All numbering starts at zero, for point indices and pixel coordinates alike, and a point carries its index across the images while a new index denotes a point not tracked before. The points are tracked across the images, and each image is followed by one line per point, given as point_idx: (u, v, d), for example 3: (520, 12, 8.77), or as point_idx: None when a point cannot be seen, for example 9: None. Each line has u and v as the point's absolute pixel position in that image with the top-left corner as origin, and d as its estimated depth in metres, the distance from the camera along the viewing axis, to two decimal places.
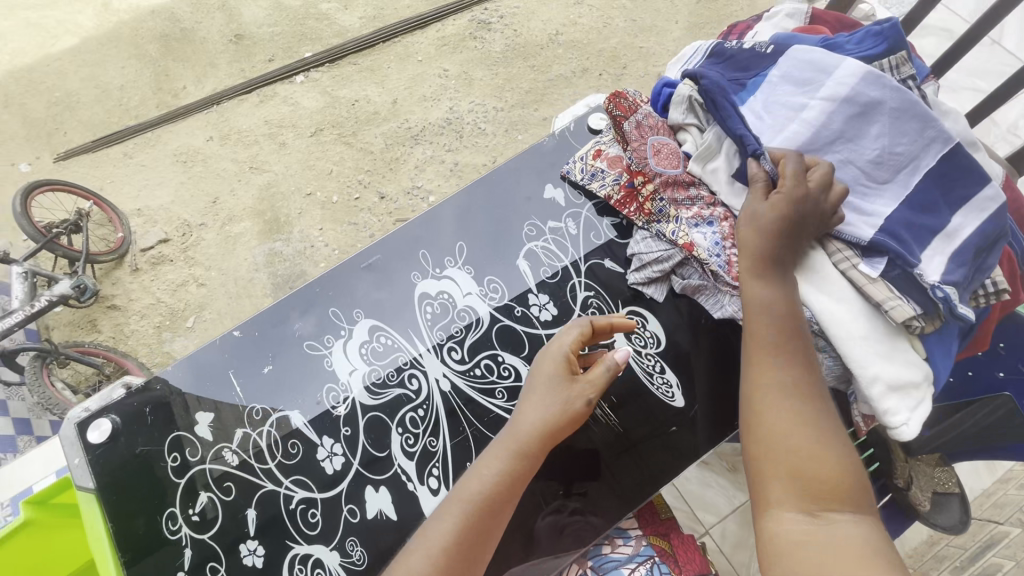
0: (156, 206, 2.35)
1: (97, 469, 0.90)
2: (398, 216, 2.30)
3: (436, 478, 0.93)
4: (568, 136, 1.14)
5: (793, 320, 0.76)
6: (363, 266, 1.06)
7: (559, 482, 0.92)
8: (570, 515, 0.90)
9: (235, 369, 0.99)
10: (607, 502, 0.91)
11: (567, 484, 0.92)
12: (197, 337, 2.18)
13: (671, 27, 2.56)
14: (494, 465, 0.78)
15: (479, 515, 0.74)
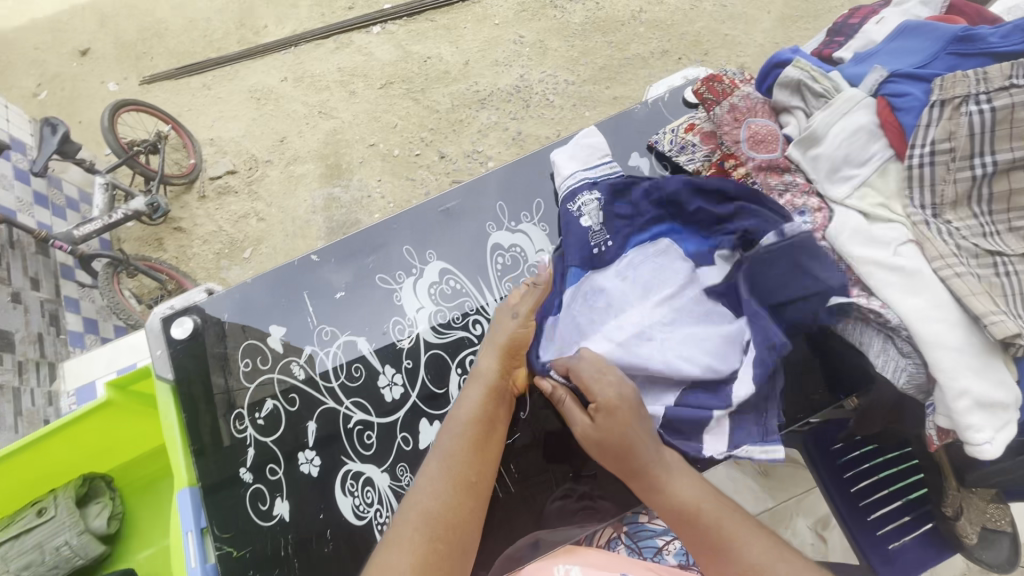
0: (228, 138, 2.42)
1: (176, 361, 0.85)
2: (455, 177, 2.30)
3: None
4: (660, 107, 0.94)
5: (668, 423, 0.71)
6: (438, 211, 0.95)
7: (569, 464, 0.84)
8: (579, 500, 0.83)
9: (310, 294, 0.90)
10: (620, 487, 0.81)
11: (578, 468, 0.84)
12: (252, 268, 2.25)
13: (763, 17, 2.41)
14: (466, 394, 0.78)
15: (478, 432, 0.74)
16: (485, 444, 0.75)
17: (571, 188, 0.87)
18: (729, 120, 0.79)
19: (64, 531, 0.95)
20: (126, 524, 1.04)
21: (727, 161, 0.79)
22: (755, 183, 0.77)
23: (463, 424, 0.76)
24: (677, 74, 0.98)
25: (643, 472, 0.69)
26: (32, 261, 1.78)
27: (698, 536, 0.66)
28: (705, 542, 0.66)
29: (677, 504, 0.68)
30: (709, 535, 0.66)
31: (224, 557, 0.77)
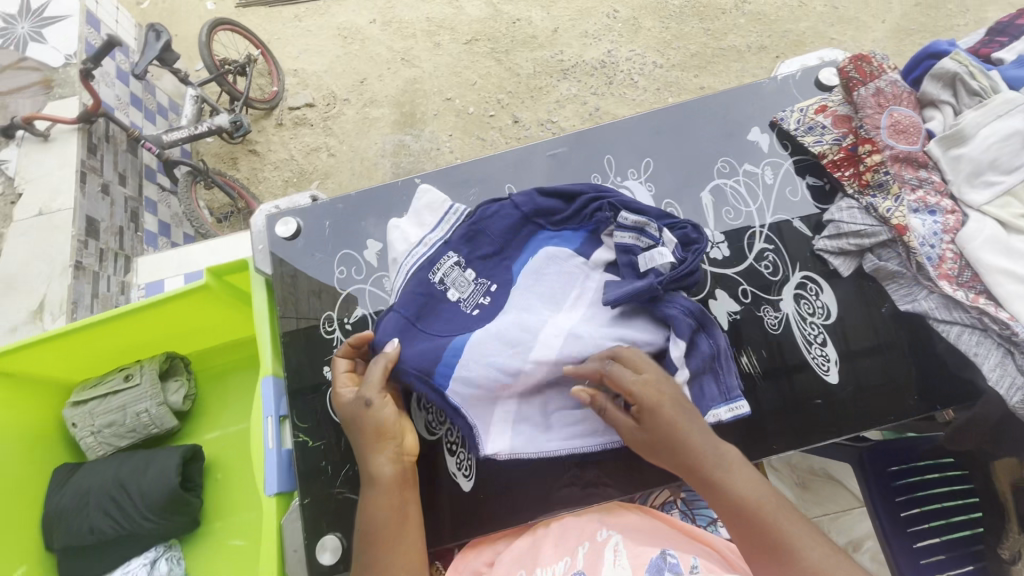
0: (311, 71, 2.23)
1: (279, 258, 0.90)
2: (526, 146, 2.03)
3: None
4: (790, 84, 0.90)
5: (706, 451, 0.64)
6: (547, 155, 0.91)
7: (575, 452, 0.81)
8: (584, 489, 0.80)
9: (410, 214, 0.90)
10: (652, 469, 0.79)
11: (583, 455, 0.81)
12: None
13: (874, 26, 2.02)
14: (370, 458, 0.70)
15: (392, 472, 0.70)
16: (399, 539, 0.68)
17: (424, 255, 0.77)
18: (871, 105, 0.75)
19: (146, 399, 1.02)
20: (196, 405, 1.11)
21: (861, 146, 0.76)
22: (886, 173, 0.74)
23: (375, 510, 0.68)
24: (812, 55, 0.94)
25: (696, 469, 0.63)
26: (122, 155, 1.71)
27: (755, 544, 0.59)
28: (763, 549, 0.58)
29: (732, 504, 0.60)
30: (767, 540, 0.58)
31: (299, 445, 0.81)
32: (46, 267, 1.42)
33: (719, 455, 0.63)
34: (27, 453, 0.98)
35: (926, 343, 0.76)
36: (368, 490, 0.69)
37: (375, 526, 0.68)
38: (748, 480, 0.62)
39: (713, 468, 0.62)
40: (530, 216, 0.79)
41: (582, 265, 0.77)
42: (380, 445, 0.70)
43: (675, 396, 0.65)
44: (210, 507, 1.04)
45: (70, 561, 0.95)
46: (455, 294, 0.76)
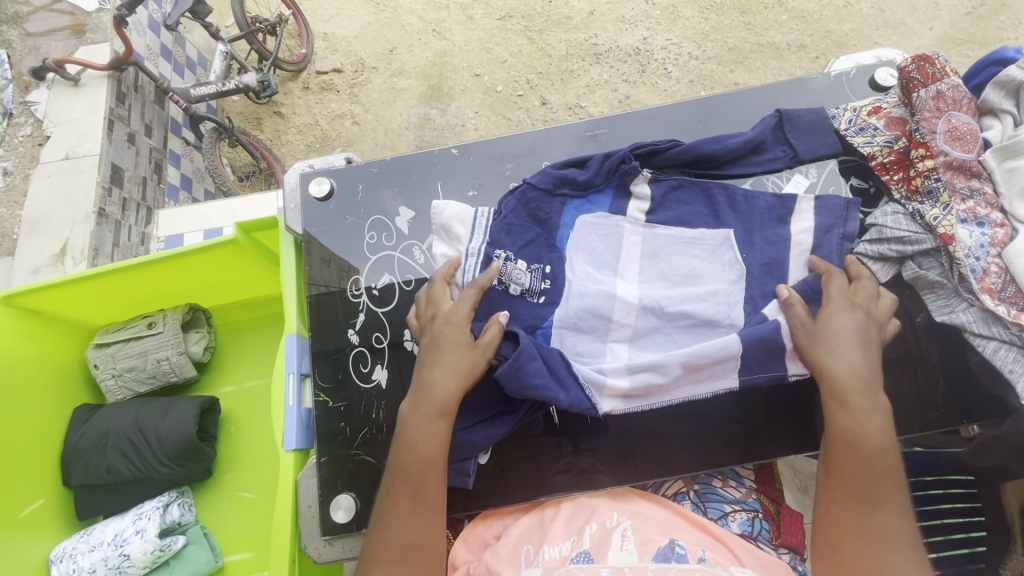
0: (342, 36, 2.19)
1: (308, 218, 0.90)
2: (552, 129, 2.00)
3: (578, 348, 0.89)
4: (842, 82, 0.88)
5: (861, 386, 0.66)
6: (587, 136, 0.91)
7: (568, 438, 0.84)
8: (577, 476, 0.81)
9: (444, 184, 0.90)
10: (656, 458, 0.81)
11: (578, 441, 0.83)
12: None
13: (922, 33, 1.94)
14: (450, 372, 0.72)
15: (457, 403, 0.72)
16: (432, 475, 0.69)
17: (477, 264, 0.77)
18: (930, 108, 0.73)
19: (168, 347, 1.03)
20: (215, 358, 1.13)
21: (914, 151, 0.74)
22: (937, 179, 0.72)
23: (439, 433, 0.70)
24: (868, 53, 0.91)
25: (834, 397, 0.66)
26: (150, 107, 1.70)
27: (849, 475, 0.64)
28: (854, 482, 0.63)
29: (849, 446, 0.64)
30: (863, 477, 0.63)
31: (320, 404, 0.82)
32: (70, 212, 1.43)
33: (871, 396, 0.66)
34: (50, 388, 1.00)
35: (959, 356, 0.75)
36: (437, 419, 0.70)
37: (422, 447, 0.69)
38: (887, 436, 0.64)
39: (857, 396, 0.65)
40: (554, 192, 0.80)
41: (622, 221, 0.80)
42: (465, 382, 0.71)
43: (854, 324, 0.68)
44: (223, 459, 1.05)
45: (85, 497, 0.97)
46: (518, 288, 0.76)
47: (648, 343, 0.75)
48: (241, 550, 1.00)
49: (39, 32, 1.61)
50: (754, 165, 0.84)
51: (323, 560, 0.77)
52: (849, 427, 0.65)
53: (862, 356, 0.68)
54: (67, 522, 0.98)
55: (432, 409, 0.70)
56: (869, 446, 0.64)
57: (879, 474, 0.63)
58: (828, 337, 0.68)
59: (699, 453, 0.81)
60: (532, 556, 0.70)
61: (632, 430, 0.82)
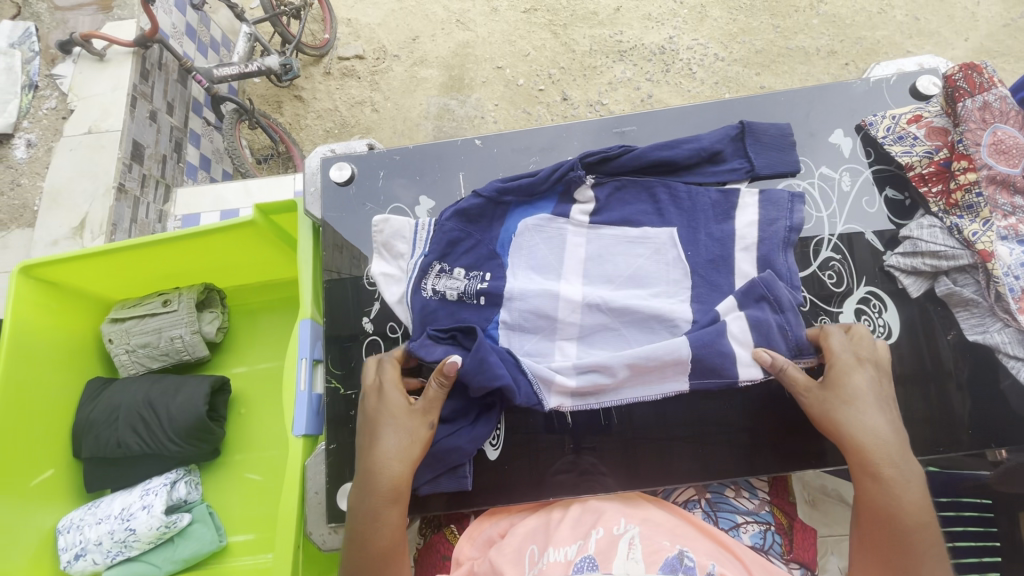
0: (365, 22, 2.17)
1: (328, 203, 0.89)
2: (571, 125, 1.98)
3: None
4: (882, 88, 0.85)
5: (890, 452, 0.61)
6: (615, 132, 0.88)
7: (570, 437, 0.82)
8: (579, 475, 0.80)
9: (466, 175, 0.89)
10: (672, 463, 0.79)
11: (578, 440, 0.81)
12: None
13: (956, 44, 1.89)
14: (400, 442, 0.70)
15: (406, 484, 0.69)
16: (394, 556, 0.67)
17: (418, 266, 0.76)
18: (975, 119, 0.70)
19: (181, 325, 1.03)
20: (228, 338, 1.13)
21: (956, 163, 0.71)
22: (978, 194, 0.69)
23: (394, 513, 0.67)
24: (909, 60, 0.87)
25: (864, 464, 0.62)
26: (172, 85, 1.70)
27: (880, 551, 0.60)
28: (888, 556, 0.59)
29: (879, 514, 0.60)
30: (902, 550, 0.58)
31: (331, 391, 0.82)
32: (90, 187, 1.44)
33: (903, 465, 0.61)
34: (65, 360, 1.01)
35: (990, 377, 0.72)
36: (391, 505, 0.67)
37: (383, 530, 0.67)
38: (925, 507, 0.59)
39: (890, 467, 0.61)
40: (499, 199, 0.78)
41: (565, 225, 0.78)
42: (414, 458, 0.70)
43: (869, 383, 0.66)
44: (232, 439, 1.06)
45: (94, 470, 0.98)
46: (454, 294, 0.75)
47: (593, 345, 0.74)
48: (245, 531, 1.00)
49: (67, 7, 1.62)
50: (707, 175, 0.79)
51: (326, 547, 0.77)
52: (879, 498, 0.60)
53: (885, 418, 0.64)
54: (76, 493, 0.99)
55: (380, 497, 0.67)
56: (904, 518, 0.59)
57: (918, 546, 0.58)
58: (846, 397, 0.65)
59: (701, 460, 0.79)
60: (537, 558, 0.70)
61: (636, 435, 0.80)
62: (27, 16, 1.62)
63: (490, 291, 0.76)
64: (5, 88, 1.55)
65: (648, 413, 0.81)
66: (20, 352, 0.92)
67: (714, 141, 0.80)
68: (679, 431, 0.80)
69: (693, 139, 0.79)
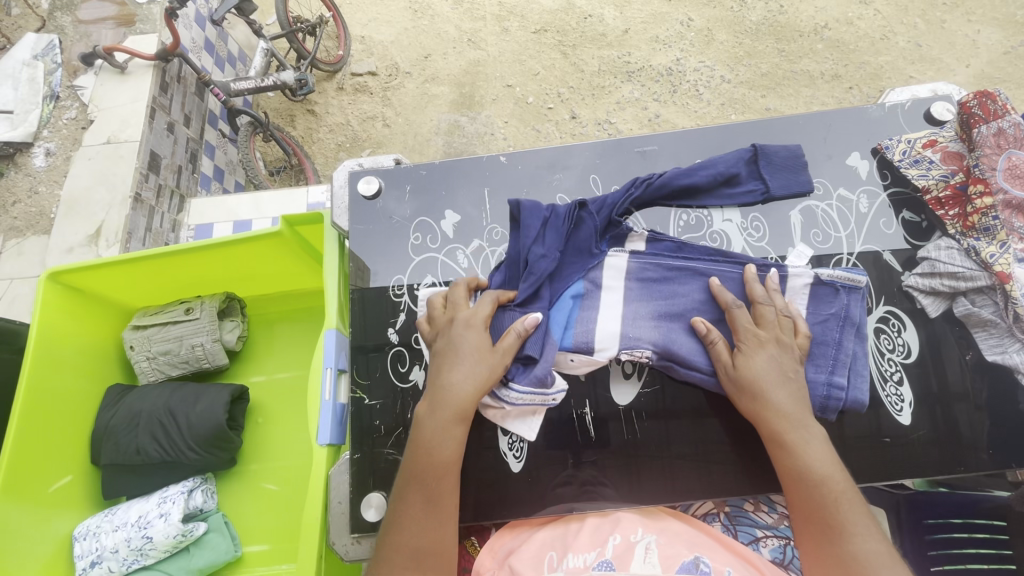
0: (379, 40, 2.22)
1: (354, 215, 0.91)
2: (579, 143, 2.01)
3: (633, 365, 0.83)
4: (897, 113, 0.87)
5: (780, 420, 0.66)
6: (636, 151, 0.90)
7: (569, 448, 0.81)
8: (579, 486, 0.80)
9: (490, 192, 0.91)
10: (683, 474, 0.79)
11: (579, 452, 0.81)
12: None
13: (957, 70, 1.94)
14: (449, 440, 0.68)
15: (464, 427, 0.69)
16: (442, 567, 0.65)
17: None
18: (989, 145, 0.72)
19: (203, 333, 1.04)
20: (246, 347, 1.14)
21: (972, 186, 0.73)
22: (995, 217, 0.71)
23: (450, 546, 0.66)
24: (923, 86, 0.89)
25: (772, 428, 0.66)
26: (190, 98, 1.73)
27: (809, 516, 0.62)
28: (806, 511, 0.62)
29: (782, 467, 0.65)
30: (822, 508, 0.61)
31: (355, 401, 0.83)
32: (108, 195, 1.46)
33: (804, 429, 0.65)
34: (86, 366, 1.02)
35: (1009, 400, 0.73)
36: (443, 479, 0.67)
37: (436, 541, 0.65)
38: (830, 458, 0.64)
39: (792, 433, 0.65)
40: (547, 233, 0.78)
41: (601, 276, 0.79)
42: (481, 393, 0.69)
43: (774, 362, 0.68)
44: (248, 448, 1.06)
45: (110, 477, 0.98)
46: None
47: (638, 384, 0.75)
48: (261, 541, 1.00)
49: (90, 20, 1.67)
50: (725, 198, 0.83)
51: (348, 558, 0.76)
52: (787, 458, 0.64)
53: (787, 394, 0.67)
54: (93, 499, 0.99)
55: (447, 413, 0.69)
56: (813, 477, 0.62)
57: (806, 496, 0.62)
58: (749, 383, 0.68)
59: (704, 478, 0.78)
60: (556, 563, 0.70)
61: (638, 444, 0.81)
62: (52, 29, 1.67)
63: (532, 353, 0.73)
64: (28, 98, 1.59)
65: (652, 426, 0.81)
66: (43, 358, 0.93)
67: (730, 164, 0.83)
68: (680, 449, 0.80)
69: (709, 164, 0.83)
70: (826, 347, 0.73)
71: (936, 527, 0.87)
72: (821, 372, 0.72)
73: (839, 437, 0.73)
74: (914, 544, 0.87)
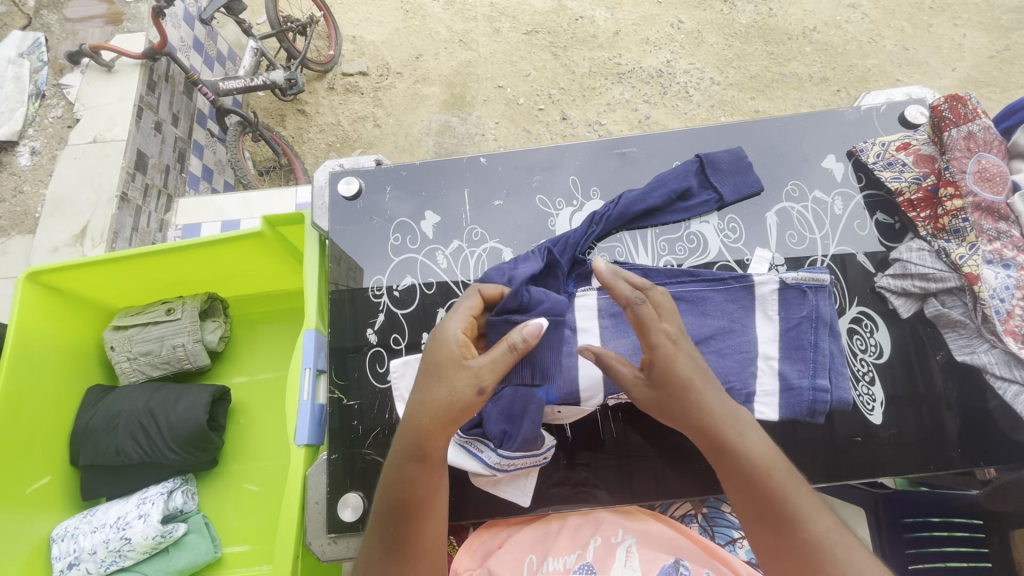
0: (370, 40, 2.22)
1: (334, 215, 0.91)
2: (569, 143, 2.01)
3: None
4: (872, 116, 0.88)
5: (746, 461, 0.57)
6: (616, 154, 0.91)
7: (563, 450, 0.80)
8: (573, 488, 0.78)
9: (471, 193, 0.91)
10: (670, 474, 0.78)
11: (572, 453, 0.79)
12: None
13: (944, 74, 1.97)
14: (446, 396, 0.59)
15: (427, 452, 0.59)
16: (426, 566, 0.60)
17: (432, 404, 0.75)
18: (959, 148, 0.73)
19: (184, 334, 1.04)
20: (228, 348, 1.13)
21: (943, 189, 0.74)
22: (964, 219, 0.72)
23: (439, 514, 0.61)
24: (898, 90, 0.90)
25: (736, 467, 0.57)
26: (179, 97, 1.72)
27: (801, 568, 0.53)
28: (795, 563, 0.53)
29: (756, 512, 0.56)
30: (814, 555, 0.52)
31: (333, 401, 0.83)
32: (93, 194, 1.45)
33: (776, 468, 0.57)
34: (66, 367, 1.01)
35: (979, 399, 0.74)
36: (415, 462, 0.59)
37: (429, 503, 0.60)
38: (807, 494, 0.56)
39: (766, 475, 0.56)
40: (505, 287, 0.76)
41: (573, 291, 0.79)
42: (450, 416, 0.58)
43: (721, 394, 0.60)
44: (228, 449, 1.05)
45: (89, 479, 0.97)
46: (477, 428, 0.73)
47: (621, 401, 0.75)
48: (241, 542, 0.99)
49: (77, 19, 1.66)
50: (680, 212, 0.84)
51: (325, 558, 0.76)
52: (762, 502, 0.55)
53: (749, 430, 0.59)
54: (71, 500, 0.99)
55: (404, 446, 0.60)
56: (797, 520, 0.54)
57: (790, 546, 0.53)
58: (705, 417, 0.59)
59: (694, 476, 0.78)
60: (536, 567, 0.71)
61: (629, 444, 0.79)
62: (38, 27, 1.66)
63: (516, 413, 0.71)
64: (12, 96, 1.57)
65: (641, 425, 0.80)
66: (21, 358, 0.92)
67: (680, 179, 0.83)
68: (674, 442, 0.79)
69: (660, 183, 0.83)
70: (803, 350, 0.73)
71: (914, 526, 0.88)
72: (804, 376, 0.72)
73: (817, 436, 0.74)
74: (893, 545, 0.88)
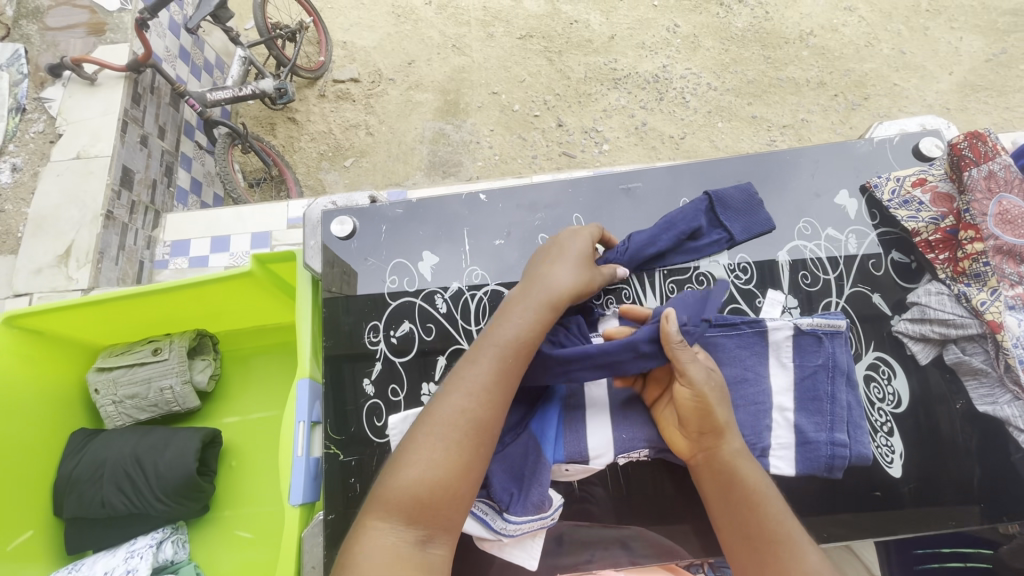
0: (361, 46, 2.16)
1: (327, 256, 0.87)
2: (566, 150, 1.97)
3: None
4: (886, 148, 0.85)
5: (739, 490, 0.60)
6: (621, 188, 0.87)
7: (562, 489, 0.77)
8: (570, 526, 0.76)
9: (470, 231, 0.88)
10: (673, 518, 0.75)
11: (570, 492, 0.77)
12: (349, 179, 2.04)
13: (941, 78, 1.94)
14: (529, 322, 0.65)
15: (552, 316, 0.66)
16: (449, 510, 0.54)
17: None
18: (981, 189, 0.70)
19: (172, 375, 0.99)
20: (219, 386, 1.09)
21: (963, 232, 0.71)
22: (985, 263, 0.69)
23: (485, 453, 0.57)
24: (912, 120, 0.88)
25: (732, 494, 0.60)
26: (165, 109, 1.66)
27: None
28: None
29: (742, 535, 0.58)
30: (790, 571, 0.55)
31: (330, 457, 0.80)
32: (78, 214, 1.38)
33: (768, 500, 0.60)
34: (48, 413, 0.97)
35: (1002, 449, 0.71)
36: (547, 310, 0.66)
37: (492, 418, 0.59)
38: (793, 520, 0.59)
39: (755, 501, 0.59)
40: None
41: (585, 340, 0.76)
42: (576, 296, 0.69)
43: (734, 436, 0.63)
44: (221, 494, 1.02)
45: (76, 531, 0.93)
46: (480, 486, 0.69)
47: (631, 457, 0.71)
48: None
49: (58, 28, 1.58)
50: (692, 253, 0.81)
51: None
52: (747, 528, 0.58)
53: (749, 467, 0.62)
54: (56, 553, 0.94)
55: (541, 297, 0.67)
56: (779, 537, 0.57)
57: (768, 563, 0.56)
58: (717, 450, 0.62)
59: (701, 520, 0.75)
60: None
61: (631, 485, 0.76)
62: (16, 38, 1.58)
63: (520, 471, 0.68)
64: None
65: (645, 465, 0.76)
66: None
67: (690, 219, 0.80)
68: (684, 481, 0.75)
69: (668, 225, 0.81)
70: (821, 402, 0.70)
71: (924, 558, 0.85)
72: (821, 430, 0.69)
73: (833, 489, 0.72)
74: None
